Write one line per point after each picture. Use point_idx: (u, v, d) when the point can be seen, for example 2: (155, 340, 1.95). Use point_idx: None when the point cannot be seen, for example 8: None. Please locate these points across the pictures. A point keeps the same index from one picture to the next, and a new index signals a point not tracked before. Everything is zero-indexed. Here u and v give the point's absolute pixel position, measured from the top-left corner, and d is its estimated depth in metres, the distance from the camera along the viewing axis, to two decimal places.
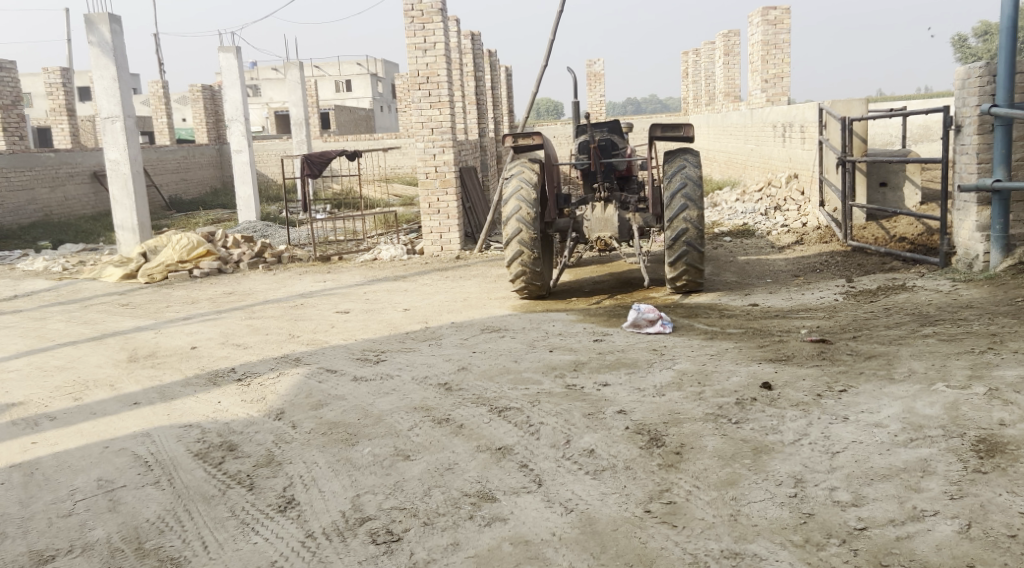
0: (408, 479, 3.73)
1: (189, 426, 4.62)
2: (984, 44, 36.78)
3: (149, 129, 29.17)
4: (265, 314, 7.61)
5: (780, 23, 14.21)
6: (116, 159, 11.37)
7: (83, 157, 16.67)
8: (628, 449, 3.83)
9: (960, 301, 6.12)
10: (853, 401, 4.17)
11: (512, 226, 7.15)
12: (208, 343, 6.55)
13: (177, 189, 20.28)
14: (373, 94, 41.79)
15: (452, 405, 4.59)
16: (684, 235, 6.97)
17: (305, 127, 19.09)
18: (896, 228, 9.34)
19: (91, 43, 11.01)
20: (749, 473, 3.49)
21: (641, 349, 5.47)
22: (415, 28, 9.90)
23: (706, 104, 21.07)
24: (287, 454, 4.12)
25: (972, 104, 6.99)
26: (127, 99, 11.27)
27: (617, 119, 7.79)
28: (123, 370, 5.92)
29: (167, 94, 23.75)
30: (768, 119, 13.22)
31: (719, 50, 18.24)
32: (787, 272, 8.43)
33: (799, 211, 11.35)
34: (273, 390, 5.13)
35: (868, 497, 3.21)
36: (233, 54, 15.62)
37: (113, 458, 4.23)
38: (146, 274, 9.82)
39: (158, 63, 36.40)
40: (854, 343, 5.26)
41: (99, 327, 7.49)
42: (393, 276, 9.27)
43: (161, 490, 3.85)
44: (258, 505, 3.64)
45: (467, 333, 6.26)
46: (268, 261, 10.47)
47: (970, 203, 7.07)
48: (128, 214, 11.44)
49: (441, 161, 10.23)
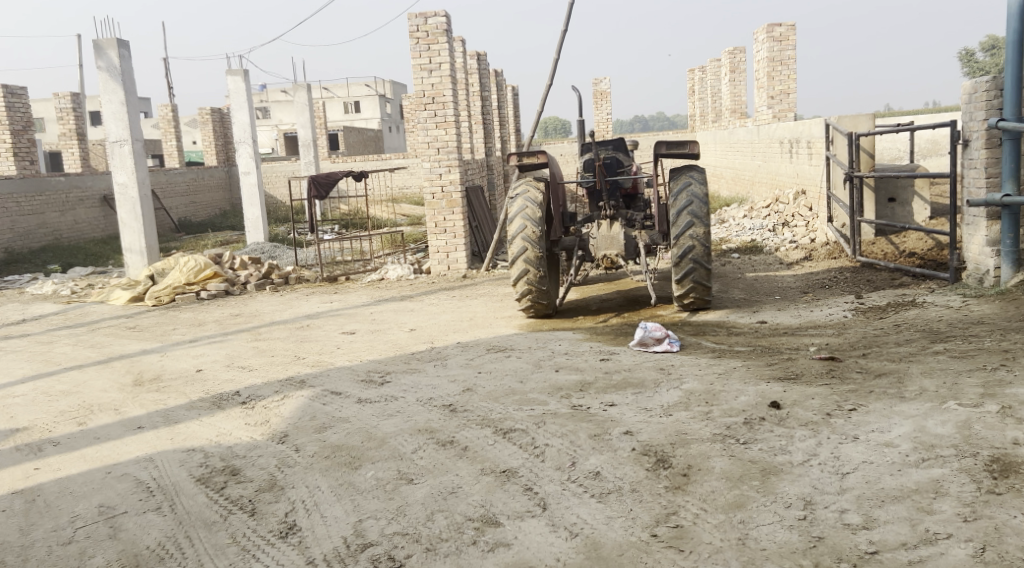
0: (411, 503, 3.68)
1: (192, 450, 4.59)
2: (992, 58, 36.71)
3: (159, 152, 29.36)
4: (271, 335, 7.59)
5: (786, 40, 14.21)
6: (125, 183, 11.42)
7: (92, 182, 16.77)
8: (634, 471, 3.77)
9: (971, 317, 6.05)
10: (863, 421, 4.10)
11: (518, 244, 7.14)
12: (214, 366, 6.53)
13: (186, 211, 20.37)
14: (381, 115, 41.99)
15: (456, 427, 4.54)
16: (691, 252, 6.92)
17: (313, 148, 19.15)
18: (905, 243, 9.27)
19: (100, 68, 11.09)
20: (757, 495, 3.42)
21: (648, 367, 5.42)
22: (420, 49, 9.93)
23: (712, 121, 21.07)
24: (289, 479, 4.08)
25: (980, 118, 6.95)
26: (135, 123, 11.33)
27: (622, 137, 7.80)
28: (128, 394, 5.90)
29: (177, 117, 23.93)
30: (775, 135, 13.20)
31: (725, 67, 18.24)
32: (795, 288, 8.37)
33: (807, 227, 11.28)
34: (277, 413, 5.10)
35: (879, 519, 3.15)
36: (241, 77, 15.76)
37: (115, 483, 4.20)
38: (153, 297, 9.83)
39: (168, 88, 36.75)
40: (863, 361, 5.19)
41: (106, 351, 7.48)
42: (400, 296, 9.25)
43: (162, 516, 3.81)
44: (259, 531, 3.60)
45: (473, 353, 6.22)
46: (275, 282, 10.48)
47: (979, 218, 7.01)
48: (136, 237, 11.47)
49: (446, 181, 10.24)
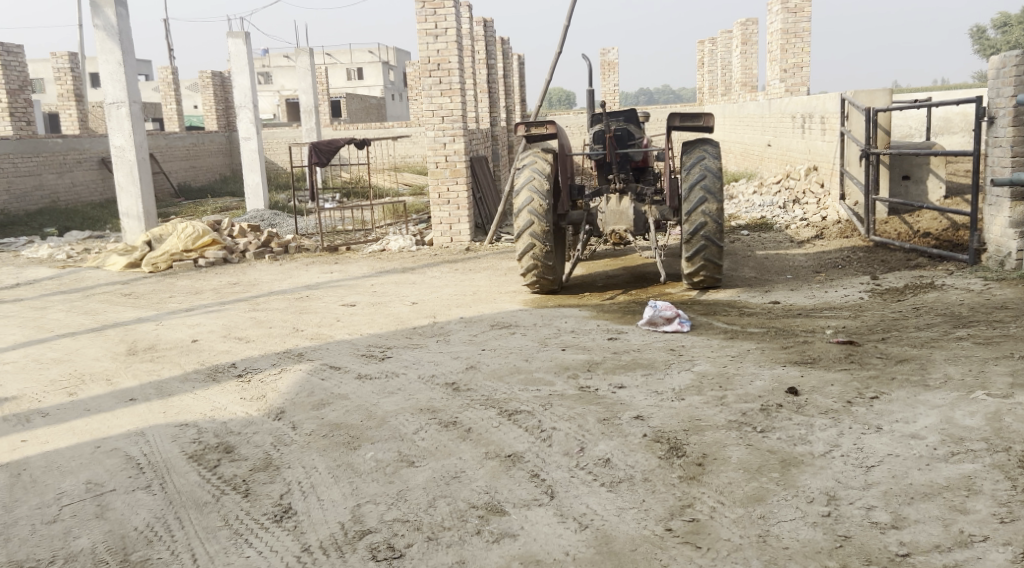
0: (412, 487, 3.50)
1: (185, 425, 4.41)
2: (1004, 36, 36.35)
3: (158, 116, 28.94)
4: (269, 306, 7.39)
5: (801, 11, 13.81)
6: (122, 146, 11.18)
7: (90, 144, 16.48)
8: (646, 460, 3.58)
9: (993, 301, 5.85)
10: (886, 410, 3.91)
11: (524, 218, 6.89)
12: (210, 336, 6.34)
13: (186, 176, 20.09)
14: (384, 82, 41.44)
15: (459, 407, 4.35)
16: (703, 229, 6.69)
17: (314, 115, 18.80)
18: (919, 223, 9.04)
19: (96, 27, 10.79)
20: (777, 488, 3.25)
21: (658, 348, 5.21)
22: (426, 13, 9.60)
23: (722, 93, 20.73)
24: (285, 458, 3.90)
25: (1007, 94, 6.71)
26: (133, 84, 11.06)
27: (634, 108, 7.39)
28: (120, 364, 5.72)
29: (177, 80, 23.54)
30: (787, 109, 12.91)
31: (736, 39, 17.88)
32: (808, 268, 8.16)
33: (819, 204, 11.03)
34: (274, 388, 4.92)
35: (909, 518, 2.98)
36: (242, 40, 15.37)
37: (104, 459, 4.03)
38: (150, 264, 9.62)
39: (168, 50, 36.32)
40: (883, 345, 4.99)
41: (100, 318, 7.29)
42: (401, 268, 9.02)
43: (152, 495, 3.64)
44: (252, 513, 3.43)
45: (477, 329, 6.02)
46: (275, 251, 10.24)
47: (1003, 199, 6.80)
48: (133, 201, 11.24)
49: (451, 151, 9.95)
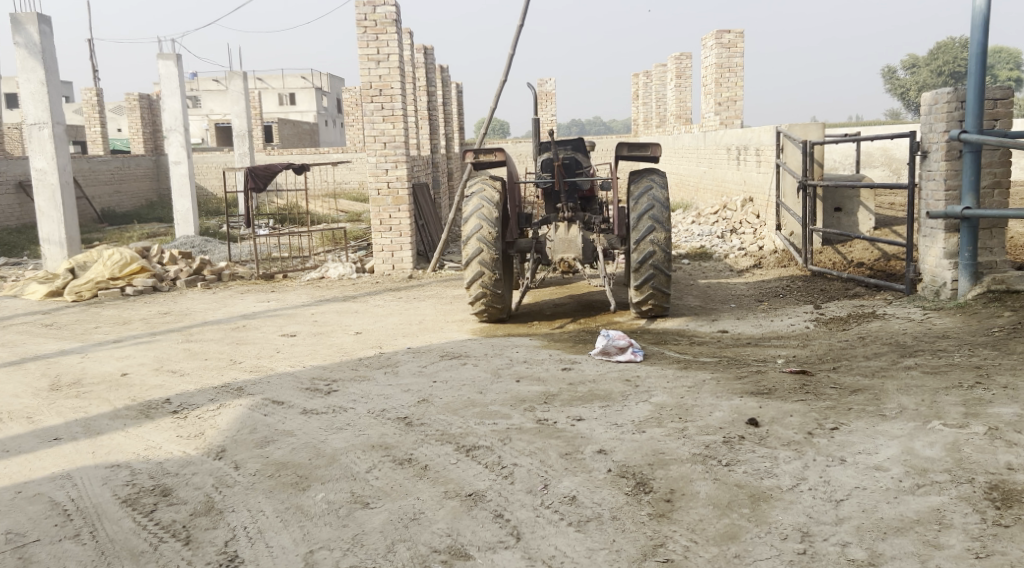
0: (368, 531, 3.31)
1: (116, 466, 4.12)
2: (914, 76, 38.07)
3: (80, 138, 28.00)
4: (204, 336, 7.07)
5: (734, 46, 14.06)
6: (43, 169, 10.67)
7: (7, 167, 15.76)
8: (613, 497, 3.46)
9: (935, 331, 5.95)
10: (848, 441, 3.88)
11: (473, 246, 6.76)
12: (141, 369, 6.01)
13: (110, 202, 19.39)
14: (317, 108, 40.99)
15: (413, 443, 4.17)
16: (651, 258, 6.65)
17: (246, 140, 18.41)
18: (853, 252, 9.23)
19: (18, 44, 10.35)
20: (749, 525, 3.18)
21: (614, 379, 5.12)
22: (368, 39, 9.46)
23: (655, 125, 21.06)
24: (228, 501, 3.66)
25: (941, 129, 6.90)
26: (57, 105, 10.61)
27: (581, 138, 7.42)
28: (43, 400, 5.35)
29: (101, 102, 22.80)
30: (722, 141, 13.15)
31: (671, 73, 18.21)
32: (750, 297, 8.23)
33: (755, 235, 11.20)
34: (213, 425, 4.64)
35: (885, 555, 2.97)
36: (173, 61, 14.91)
37: (26, 506, 3.71)
38: (73, 293, 9.13)
39: (90, 71, 35.28)
40: (835, 375, 5.00)
41: (18, 351, 6.86)
42: (342, 296, 8.78)
43: (81, 546, 3.37)
44: (195, 564, 3.20)
45: (426, 360, 5.84)
46: (207, 279, 9.89)
47: (937, 230, 6.96)
48: (54, 227, 10.71)
49: (393, 177, 9.79)
